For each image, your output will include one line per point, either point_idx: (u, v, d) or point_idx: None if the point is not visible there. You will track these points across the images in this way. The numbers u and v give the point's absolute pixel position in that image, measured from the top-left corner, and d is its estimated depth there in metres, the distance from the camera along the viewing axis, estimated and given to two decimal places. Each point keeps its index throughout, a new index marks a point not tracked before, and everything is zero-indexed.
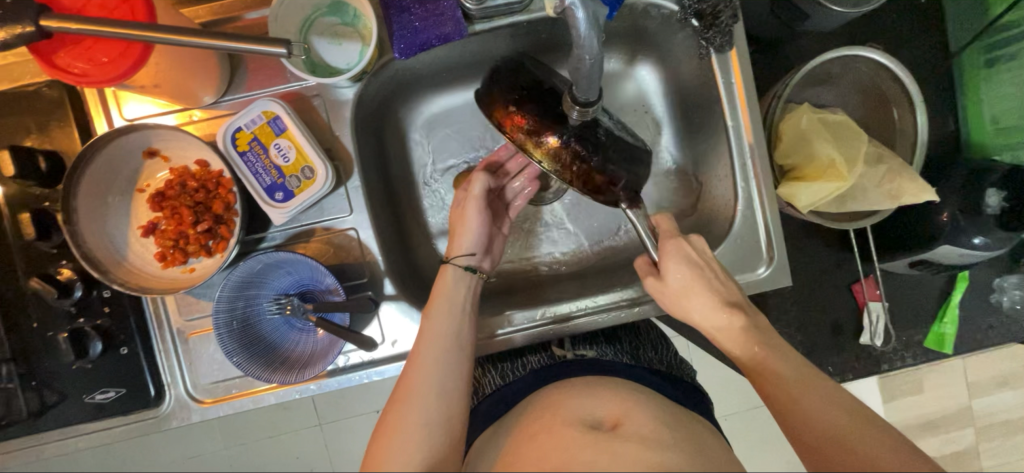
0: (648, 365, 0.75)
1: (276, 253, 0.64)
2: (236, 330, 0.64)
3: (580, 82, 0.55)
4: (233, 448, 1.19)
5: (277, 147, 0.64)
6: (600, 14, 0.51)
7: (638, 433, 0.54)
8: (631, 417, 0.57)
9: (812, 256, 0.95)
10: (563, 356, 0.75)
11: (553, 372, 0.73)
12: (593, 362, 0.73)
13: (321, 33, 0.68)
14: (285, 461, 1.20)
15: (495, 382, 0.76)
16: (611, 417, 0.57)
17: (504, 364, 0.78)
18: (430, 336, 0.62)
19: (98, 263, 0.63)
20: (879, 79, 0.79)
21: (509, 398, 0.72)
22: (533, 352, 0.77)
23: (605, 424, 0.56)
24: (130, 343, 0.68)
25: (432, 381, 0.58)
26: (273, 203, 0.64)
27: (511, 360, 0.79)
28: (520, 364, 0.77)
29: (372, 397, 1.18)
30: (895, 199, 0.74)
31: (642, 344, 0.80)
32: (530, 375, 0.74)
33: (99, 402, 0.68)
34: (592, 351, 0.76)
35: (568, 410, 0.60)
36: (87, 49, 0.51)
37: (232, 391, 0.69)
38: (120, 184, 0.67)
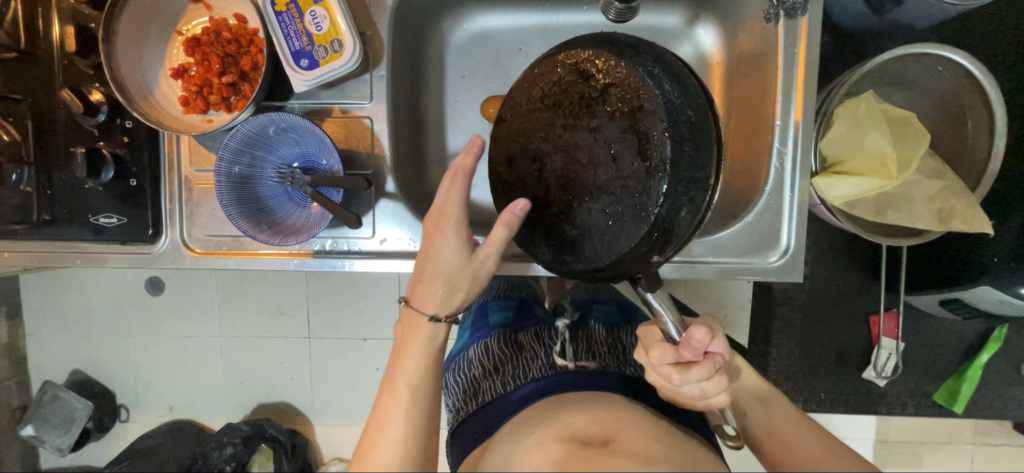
0: (642, 376, 0.79)
1: (287, 116, 0.64)
2: (234, 184, 0.65)
3: None
4: (226, 337, 1.29)
5: (312, 15, 0.63)
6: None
7: (629, 450, 0.55)
8: (625, 434, 0.59)
9: (833, 273, 0.89)
10: (565, 367, 0.77)
11: (549, 381, 0.75)
12: (595, 375, 0.75)
13: None
14: (269, 359, 1.29)
15: (496, 387, 0.79)
16: (602, 434, 0.59)
17: (505, 369, 0.82)
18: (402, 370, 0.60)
19: (126, 90, 0.65)
20: (961, 89, 0.71)
21: (508, 407, 0.74)
22: (535, 360, 0.80)
23: (595, 441, 0.57)
24: (140, 177, 0.71)
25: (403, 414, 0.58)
26: (296, 68, 0.64)
27: (510, 367, 0.82)
28: (521, 370, 0.80)
29: (362, 326, 1.27)
30: (941, 221, 0.67)
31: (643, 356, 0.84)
32: (530, 383, 0.76)
33: (102, 225, 0.71)
34: (593, 363, 0.78)
35: (562, 425, 0.61)
36: None
37: (223, 248, 0.73)
38: (160, 22, 0.68)
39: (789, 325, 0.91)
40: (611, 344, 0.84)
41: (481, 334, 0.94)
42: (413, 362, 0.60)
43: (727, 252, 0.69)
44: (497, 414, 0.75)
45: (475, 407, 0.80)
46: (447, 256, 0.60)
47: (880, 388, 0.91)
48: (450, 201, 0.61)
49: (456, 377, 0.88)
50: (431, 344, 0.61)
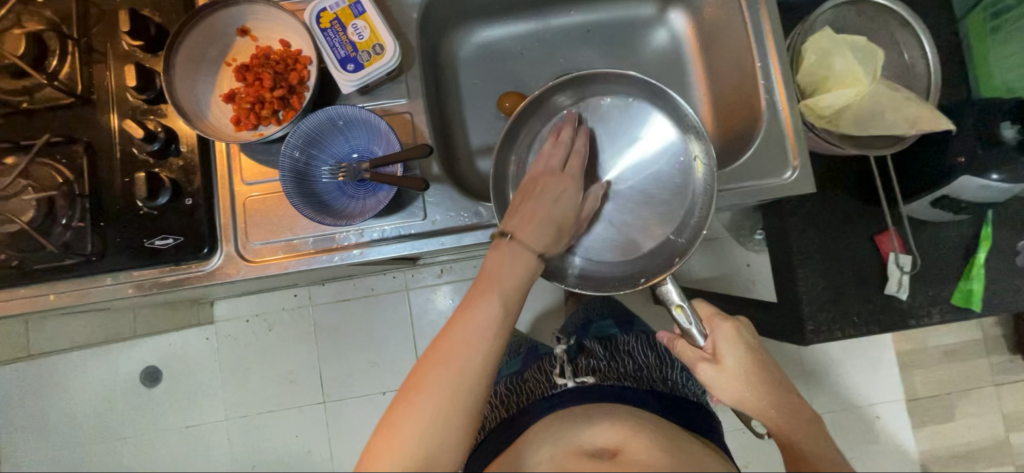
0: (646, 386, 0.85)
1: (343, 109, 0.70)
2: (295, 177, 0.69)
3: None
4: None
5: (354, 27, 0.72)
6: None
7: (634, 461, 0.62)
8: (629, 446, 0.65)
9: (830, 205, 0.99)
10: (564, 385, 0.84)
11: (555, 401, 0.81)
12: (591, 388, 0.82)
13: None
14: None
15: (502, 415, 0.87)
16: (611, 447, 0.66)
17: (512, 400, 0.88)
18: (473, 335, 0.61)
19: (184, 113, 0.71)
20: (890, 26, 0.87)
21: (514, 426, 0.81)
22: (539, 384, 0.86)
23: (605, 453, 0.65)
24: (195, 196, 0.73)
25: (466, 374, 0.59)
26: (343, 71, 0.72)
27: (516, 394, 0.88)
28: (527, 396, 0.86)
29: None
30: (912, 124, 0.79)
31: (648, 366, 0.91)
32: (535, 403, 0.83)
33: (158, 247, 0.72)
34: (591, 378, 0.84)
35: (573, 437, 0.68)
36: None
37: (278, 253, 0.74)
38: (211, 55, 0.75)
39: (808, 259, 0.98)
40: (613, 359, 0.91)
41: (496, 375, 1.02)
42: (488, 325, 0.61)
43: (748, 176, 0.77)
44: (505, 433, 0.81)
45: (483, 437, 0.86)
46: (519, 249, 0.68)
47: (903, 303, 0.97)
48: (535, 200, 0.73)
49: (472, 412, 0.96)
50: (499, 320, 0.63)
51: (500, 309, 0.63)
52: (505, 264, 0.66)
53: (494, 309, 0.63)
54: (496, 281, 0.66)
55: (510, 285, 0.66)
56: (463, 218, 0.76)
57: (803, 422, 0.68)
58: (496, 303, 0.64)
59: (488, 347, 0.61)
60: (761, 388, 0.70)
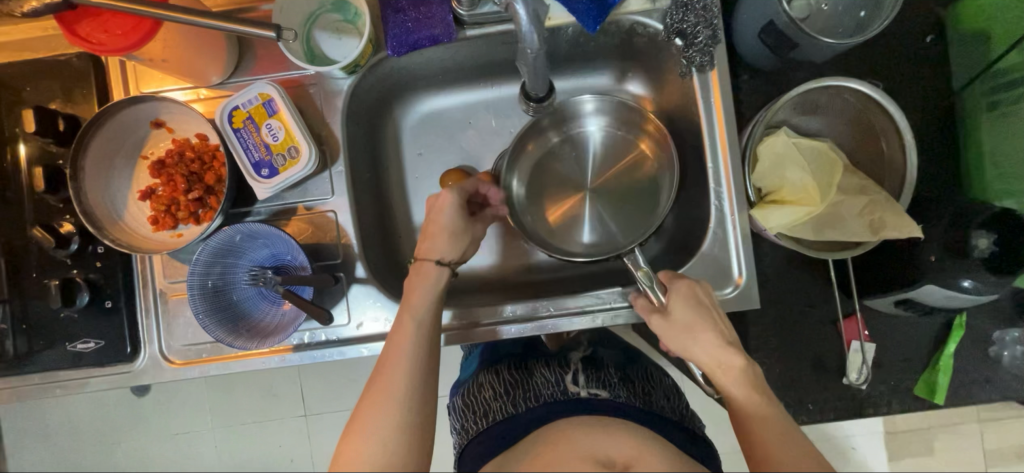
0: (654, 411, 0.78)
1: (254, 225, 0.67)
2: (209, 294, 0.67)
3: (530, 76, 0.67)
4: (220, 428, 1.26)
5: (268, 127, 0.68)
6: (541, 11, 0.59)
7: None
8: (642, 463, 0.60)
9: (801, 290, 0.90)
10: (577, 393, 0.77)
11: (568, 406, 0.74)
12: (607, 402, 0.75)
13: (323, 28, 0.73)
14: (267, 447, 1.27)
15: (507, 407, 0.79)
16: (622, 458, 0.61)
17: (517, 393, 0.80)
18: (407, 331, 0.61)
19: (96, 219, 0.69)
20: (868, 110, 0.79)
21: (512, 432, 0.74)
22: (548, 385, 0.79)
23: (617, 465, 0.60)
24: (115, 297, 0.73)
25: (403, 374, 0.58)
26: (258, 178, 0.68)
27: (521, 388, 0.81)
28: (533, 393, 0.78)
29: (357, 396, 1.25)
30: (874, 231, 0.73)
31: (655, 391, 0.84)
32: (542, 404, 0.76)
33: (80, 351, 0.72)
34: (605, 392, 0.77)
35: (580, 447, 0.63)
36: (103, 21, 0.56)
37: (203, 356, 0.74)
38: (126, 150, 0.72)
39: (766, 342, 0.93)
40: (622, 380, 0.83)
41: (491, 359, 0.93)
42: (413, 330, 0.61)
43: None
44: (506, 434, 0.74)
45: (482, 427, 0.79)
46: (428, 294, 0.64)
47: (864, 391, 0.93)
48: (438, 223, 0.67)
49: (463, 396, 0.88)
50: (428, 302, 0.64)
51: (417, 338, 0.61)
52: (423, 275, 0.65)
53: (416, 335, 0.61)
54: (406, 309, 0.63)
55: (428, 297, 0.64)
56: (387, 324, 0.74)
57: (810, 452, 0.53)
58: (432, 267, 0.65)
59: (412, 370, 0.59)
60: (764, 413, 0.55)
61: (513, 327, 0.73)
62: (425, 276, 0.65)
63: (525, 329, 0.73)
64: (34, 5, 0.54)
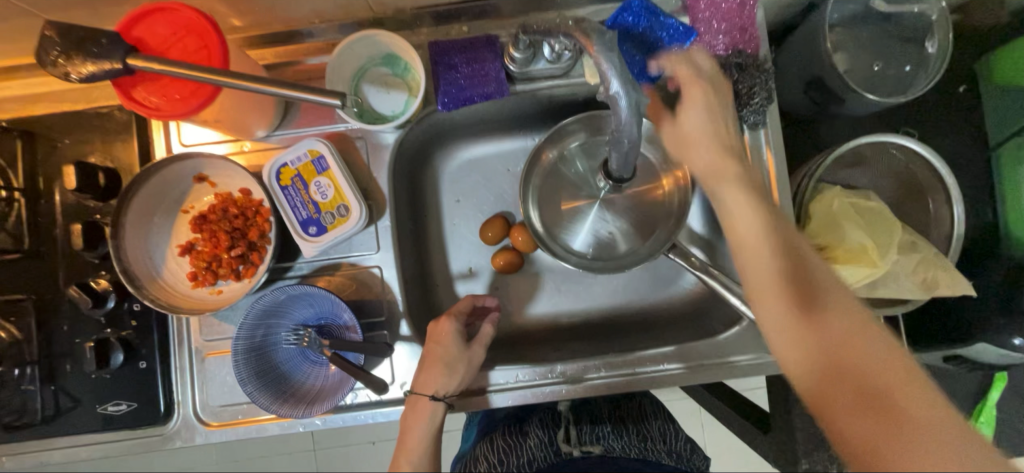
0: (652, 459, 0.73)
1: (300, 286, 0.65)
2: (252, 357, 0.65)
3: (617, 159, 0.56)
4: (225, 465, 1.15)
5: (317, 185, 0.67)
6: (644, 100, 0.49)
7: None
8: None
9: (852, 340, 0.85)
10: (570, 453, 0.72)
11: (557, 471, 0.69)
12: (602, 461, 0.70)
13: (371, 82, 0.72)
14: None
15: None
16: None
17: (511, 460, 0.74)
18: (405, 469, 0.62)
19: (135, 277, 0.66)
20: (912, 165, 0.79)
21: None
22: (538, 446, 0.74)
23: None
24: (149, 357, 0.70)
25: None
26: (306, 236, 0.67)
27: (513, 452, 0.75)
28: (526, 459, 0.73)
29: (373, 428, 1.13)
30: (926, 289, 0.72)
31: (652, 433, 0.79)
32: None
33: (111, 414, 0.69)
34: (598, 447, 0.73)
35: None
36: (162, 86, 0.55)
37: (238, 417, 0.70)
38: (167, 204, 0.70)
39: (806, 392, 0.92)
40: (616, 430, 0.77)
41: (486, 422, 0.86)
42: (410, 469, 0.62)
43: (737, 350, 0.72)
44: None
45: None
46: (429, 430, 0.64)
47: None
48: (441, 341, 0.66)
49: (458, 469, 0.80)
50: (429, 429, 0.64)
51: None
52: (417, 403, 0.65)
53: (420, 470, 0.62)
54: (402, 452, 0.63)
55: (420, 432, 0.64)
56: None
57: (927, 410, 0.41)
58: (427, 404, 0.64)
59: None
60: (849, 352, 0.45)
61: (507, 395, 0.72)
62: (421, 414, 0.64)
63: (570, 393, 0.72)
64: (91, 68, 0.51)
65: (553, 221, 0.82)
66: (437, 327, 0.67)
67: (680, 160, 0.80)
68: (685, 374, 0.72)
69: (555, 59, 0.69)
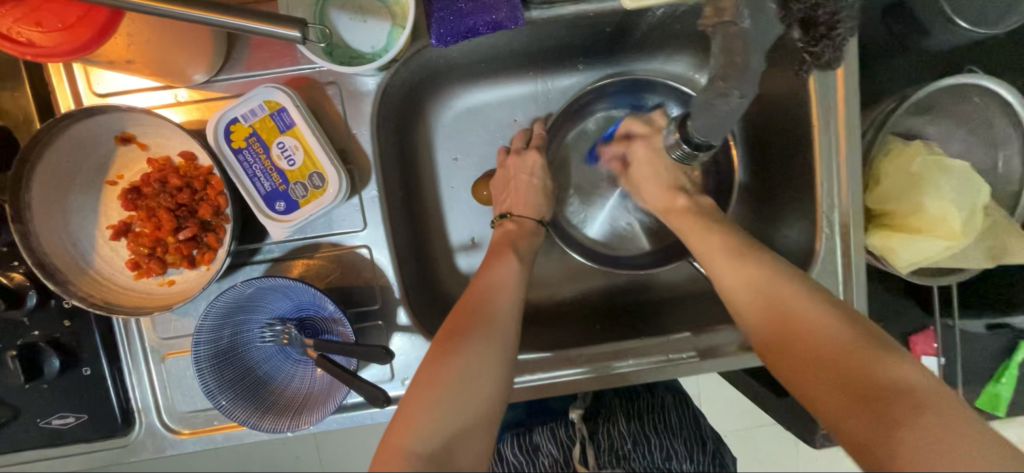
0: None
1: (271, 278, 0.52)
2: (220, 362, 0.54)
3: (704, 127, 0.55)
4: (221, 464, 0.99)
5: (281, 148, 0.53)
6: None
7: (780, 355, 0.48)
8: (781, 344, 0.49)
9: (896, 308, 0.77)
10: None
11: None
12: None
13: (341, 6, 0.54)
14: None
15: None
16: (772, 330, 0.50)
17: None
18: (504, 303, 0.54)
19: (56, 271, 0.52)
20: (991, 113, 0.67)
21: None
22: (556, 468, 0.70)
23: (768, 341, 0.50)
24: (94, 363, 0.58)
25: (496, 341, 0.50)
26: (272, 214, 0.53)
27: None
28: None
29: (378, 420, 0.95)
30: (993, 258, 0.64)
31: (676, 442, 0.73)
32: None
33: (58, 428, 0.58)
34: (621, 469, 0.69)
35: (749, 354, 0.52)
36: (34, 10, 0.38)
37: (213, 423, 0.60)
38: (85, 174, 0.55)
39: None
40: (636, 438, 0.72)
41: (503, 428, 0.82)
42: (508, 300, 0.55)
43: None
44: None
45: None
46: (513, 295, 0.55)
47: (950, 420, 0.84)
48: (519, 204, 0.66)
49: None
50: (515, 291, 0.56)
51: (512, 305, 0.54)
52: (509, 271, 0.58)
53: (512, 300, 0.55)
54: (501, 287, 0.56)
55: (507, 271, 0.58)
56: None
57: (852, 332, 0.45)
58: (513, 264, 0.59)
59: (499, 360, 0.49)
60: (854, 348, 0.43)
61: (542, 375, 0.62)
62: (512, 261, 0.59)
63: (595, 385, 0.63)
64: None
65: (570, 205, 0.75)
66: (516, 227, 0.65)
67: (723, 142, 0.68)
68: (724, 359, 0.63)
69: None
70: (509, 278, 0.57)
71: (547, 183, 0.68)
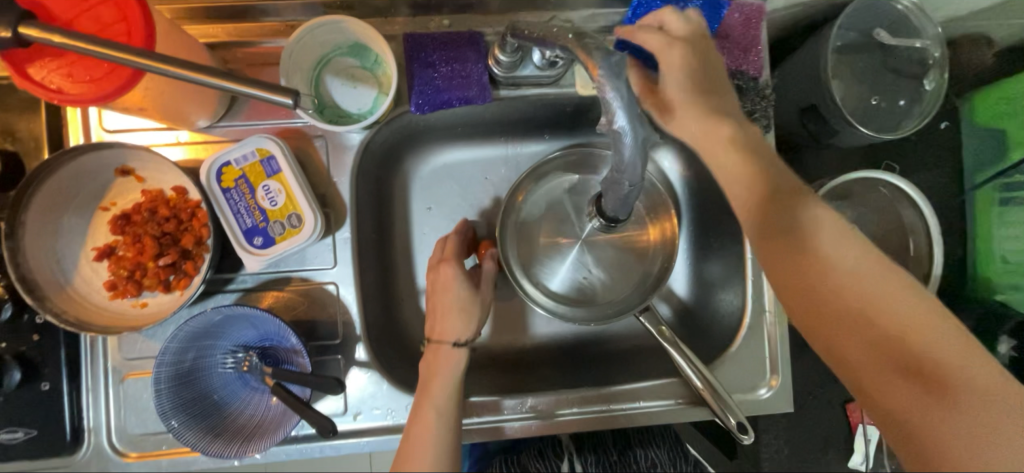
0: None
1: (240, 307, 0.56)
2: (179, 385, 0.57)
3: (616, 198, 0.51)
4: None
5: (265, 189, 0.59)
6: (650, 140, 0.43)
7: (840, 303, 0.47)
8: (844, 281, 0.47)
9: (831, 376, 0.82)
10: None
11: None
12: None
13: (335, 73, 0.63)
14: None
15: None
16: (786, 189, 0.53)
17: None
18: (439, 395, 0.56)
19: (35, 286, 0.56)
20: (898, 204, 0.77)
21: None
22: None
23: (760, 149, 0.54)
24: (54, 378, 0.60)
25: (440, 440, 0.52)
26: (249, 247, 0.58)
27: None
28: None
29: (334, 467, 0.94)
30: None
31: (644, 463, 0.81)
32: None
33: (4, 442, 0.59)
34: None
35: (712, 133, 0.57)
36: (68, 64, 0.45)
37: (162, 447, 0.61)
38: (80, 199, 0.60)
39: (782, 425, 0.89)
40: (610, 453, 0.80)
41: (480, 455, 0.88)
42: (440, 394, 0.56)
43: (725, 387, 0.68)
44: None
45: None
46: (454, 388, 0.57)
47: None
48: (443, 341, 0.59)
49: None
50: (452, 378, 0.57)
51: (447, 401, 0.55)
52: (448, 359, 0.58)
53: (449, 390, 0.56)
54: (435, 381, 0.57)
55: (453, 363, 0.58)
56: (388, 415, 0.64)
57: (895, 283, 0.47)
58: (450, 350, 0.58)
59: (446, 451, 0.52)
60: (922, 340, 0.44)
61: (489, 418, 0.66)
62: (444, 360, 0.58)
63: (539, 429, 0.66)
64: None
65: (535, 260, 0.76)
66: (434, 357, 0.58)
67: (670, 211, 0.76)
68: (660, 410, 0.67)
69: (544, 66, 0.63)
70: (449, 368, 0.58)
71: (475, 297, 0.63)
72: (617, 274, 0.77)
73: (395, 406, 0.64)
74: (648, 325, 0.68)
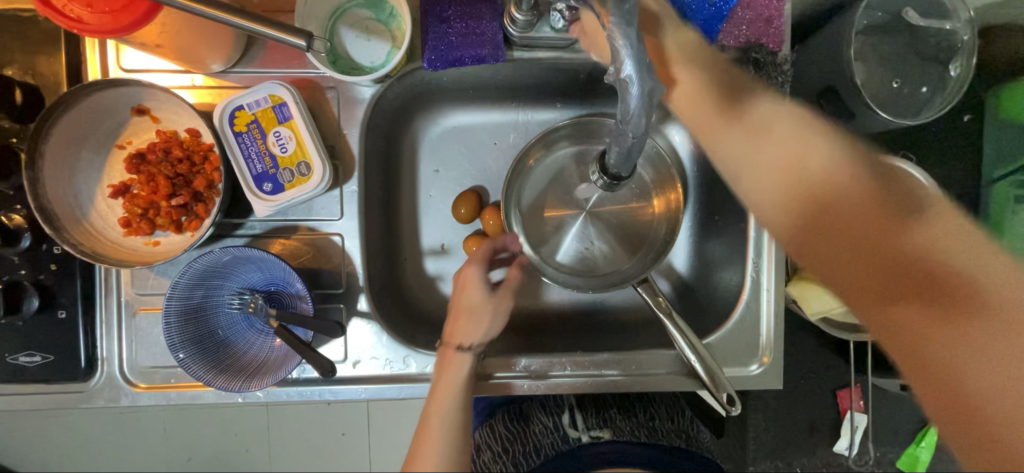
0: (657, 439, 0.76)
1: (248, 249, 0.58)
2: (187, 321, 0.59)
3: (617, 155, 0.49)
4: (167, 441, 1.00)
5: (276, 136, 0.60)
6: (656, 92, 0.43)
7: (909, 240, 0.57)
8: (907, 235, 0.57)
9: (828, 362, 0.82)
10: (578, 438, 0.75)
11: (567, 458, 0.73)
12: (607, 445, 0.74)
13: (349, 25, 0.63)
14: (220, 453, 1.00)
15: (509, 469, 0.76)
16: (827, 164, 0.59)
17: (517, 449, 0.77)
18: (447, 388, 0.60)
19: (53, 216, 0.58)
20: None
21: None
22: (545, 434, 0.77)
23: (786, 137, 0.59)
24: (70, 307, 0.62)
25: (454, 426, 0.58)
26: (259, 193, 0.60)
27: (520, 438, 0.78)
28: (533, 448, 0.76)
29: (333, 417, 0.98)
30: None
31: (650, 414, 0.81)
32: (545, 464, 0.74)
33: (23, 365, 0.62)
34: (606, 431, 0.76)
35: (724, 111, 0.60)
36: None
37: (171, 381, 0.64)
38: (98, 136, 0.61)
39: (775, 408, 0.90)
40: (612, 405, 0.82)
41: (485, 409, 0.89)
42: (450, 392, 0.60)
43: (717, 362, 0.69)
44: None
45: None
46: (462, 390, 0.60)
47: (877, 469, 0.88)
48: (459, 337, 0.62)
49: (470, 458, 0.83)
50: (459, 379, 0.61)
51: (459, 394, 0.60)
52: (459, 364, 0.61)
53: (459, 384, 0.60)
54: (441, 381, 0.60)
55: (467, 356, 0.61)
56: (387, 365, 0.66)
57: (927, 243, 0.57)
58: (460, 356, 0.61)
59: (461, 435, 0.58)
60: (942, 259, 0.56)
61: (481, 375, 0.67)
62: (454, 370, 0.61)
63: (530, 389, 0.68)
64: None
65: (537, 227, 0.77)
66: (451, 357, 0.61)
67: (676, 182, 0.75)
68: (652, 379, 0.68)
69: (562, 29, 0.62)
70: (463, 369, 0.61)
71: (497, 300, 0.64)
72: (619, 244, 0.78)
73: (393, 357, 0.66)
74: (645, 296, 0.68)
